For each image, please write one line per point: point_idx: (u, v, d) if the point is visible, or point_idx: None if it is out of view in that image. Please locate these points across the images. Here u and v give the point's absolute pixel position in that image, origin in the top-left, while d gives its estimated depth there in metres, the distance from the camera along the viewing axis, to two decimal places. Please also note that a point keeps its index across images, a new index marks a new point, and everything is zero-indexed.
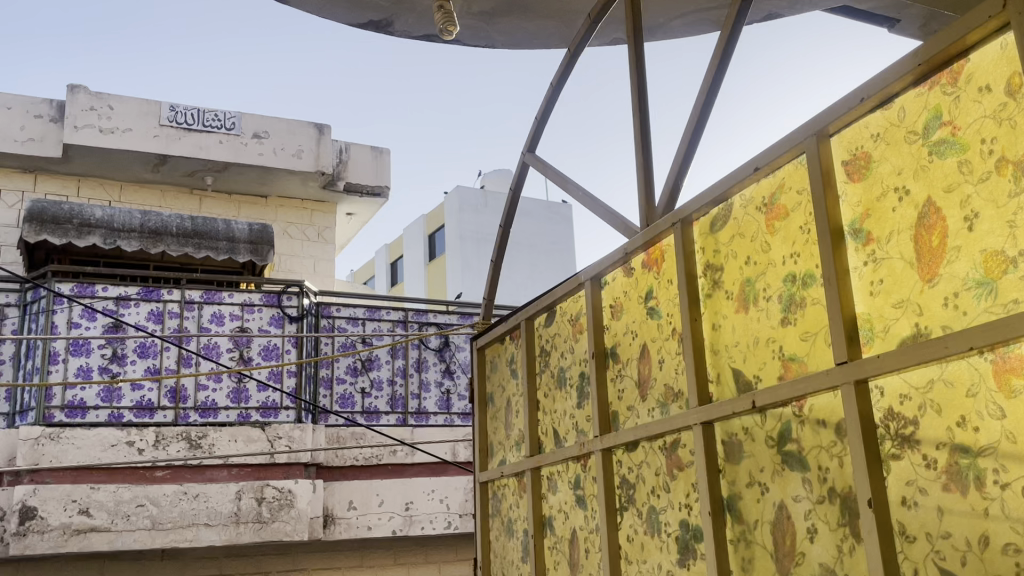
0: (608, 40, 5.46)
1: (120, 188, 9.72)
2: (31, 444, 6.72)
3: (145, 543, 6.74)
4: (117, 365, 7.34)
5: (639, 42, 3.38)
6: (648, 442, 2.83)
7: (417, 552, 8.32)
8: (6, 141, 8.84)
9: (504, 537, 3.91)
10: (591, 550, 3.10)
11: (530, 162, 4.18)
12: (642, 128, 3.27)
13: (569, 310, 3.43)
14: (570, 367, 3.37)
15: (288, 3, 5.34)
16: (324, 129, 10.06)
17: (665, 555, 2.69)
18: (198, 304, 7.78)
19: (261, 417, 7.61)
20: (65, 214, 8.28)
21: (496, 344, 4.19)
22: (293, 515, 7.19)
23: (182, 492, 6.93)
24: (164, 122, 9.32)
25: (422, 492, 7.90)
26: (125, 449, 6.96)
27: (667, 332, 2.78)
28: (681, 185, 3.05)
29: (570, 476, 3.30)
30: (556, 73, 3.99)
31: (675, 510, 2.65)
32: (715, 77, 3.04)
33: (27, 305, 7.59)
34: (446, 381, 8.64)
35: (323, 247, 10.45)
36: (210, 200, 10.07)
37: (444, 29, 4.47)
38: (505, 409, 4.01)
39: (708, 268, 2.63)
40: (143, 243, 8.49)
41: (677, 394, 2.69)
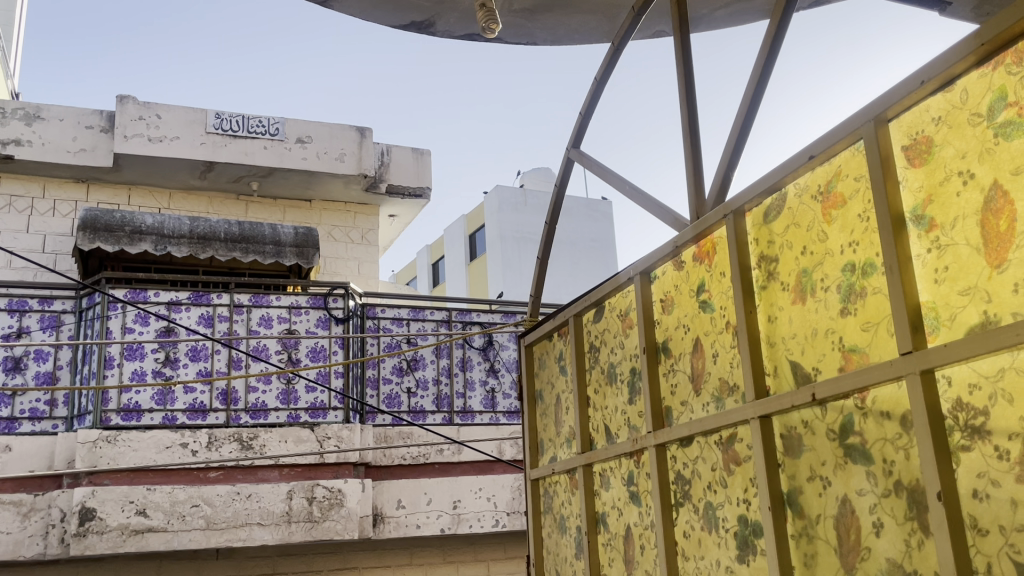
0: (650, 33, 5.42)
1: (169, 196, 9.91)
2: (89, 446, 6.90)
3: (200, 542, 6.87)
4: (170, 368, 7.46)
5: (685, 34, 3.35)
6: (702, 437, 2.80)
7: (466, 550, 8.34)
8: (58, 151, 9.06)
9: (557, 534, 3.89)
10: (647, 546, 3.07)
11: (575, 159, 4.16)
12: (690, 120, 3.22)
13: (619, 305, 3.40)
14: (621, 363, 3.34)
15: (331, 7, 5.39)
16: (365, 132, 10.14)
17: (724, 551, 2.65)
18: (247, 307, 7.89)
19: (310, 418, 7.69)
20: (117, 221, 8.46)
21: (544, 341, 4.19)
22: (343, 514, 7.27)
23: (235, 493, 7.05)
24: (210, 129, 9.48)
25: (469, 490, 7.94)
26: (179, 450, 7.09)
27: (720, 325, 2.74)
28: (731, 177, 3.01)
29: (623, 472, 3.28)
30: (600, 67, 3.96)
31: (733, 505, 2.62)
32: (766, 65, 2.99)
33: (83, 311, 7.77)
34: (490, 380, 8.66)
35: (366, 248, 10.54)
36: (256, 205, 10.23)
37: (486, 27, 4.48)
38: (555, 406, 3.99)
39: (762, 259, 2.59)
40: (192, 248, 8.63)
41: (733, 388, 2.66)
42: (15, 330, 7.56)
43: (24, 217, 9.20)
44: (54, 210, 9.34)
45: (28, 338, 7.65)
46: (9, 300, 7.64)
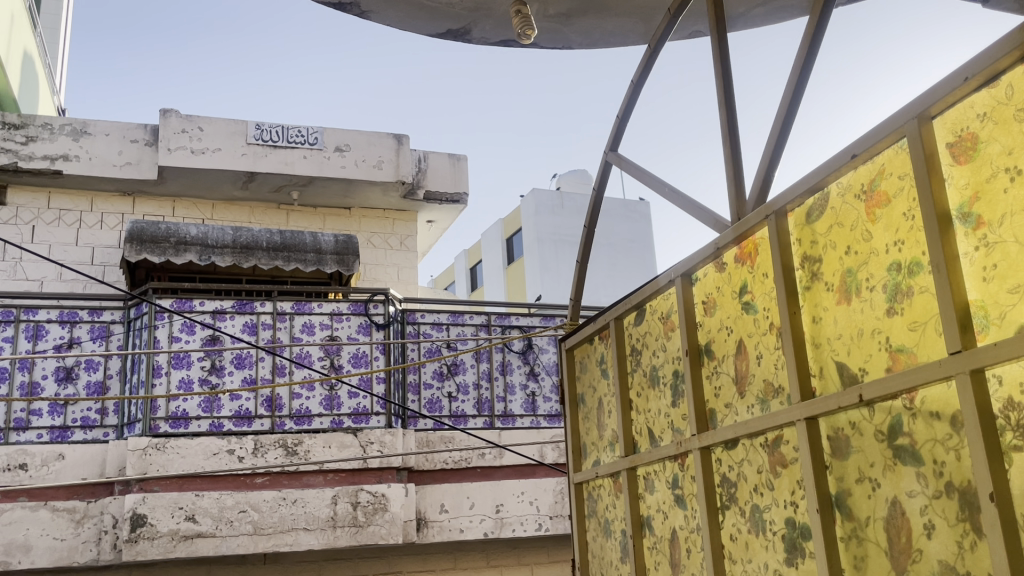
0: (687, 34, 5.40)
1: (212, 207, 10.10)
2: (139, 454, 7.04)
3: (248, 547, 6.99)
4: (216, 376, 7.60)
5: (722, 33, 3.33)
6: (748, 439, 2.79)
7: (509, 554, 8.35)
8: (105, 165, 9.29)
9: (602, 537, 3.89)
10: (693, 550, 3.06)
11: (613, 161, 4.17)
12: (729, 120, 3.21)
13: (660, 307, 3.39)
14: (663, 365, 3.34)
15: (369, 17, 5.46)
16: (402, 139, 10.24)
17: (772, 554, 2.64)
18: (289, 315, 7.99)
19: (353, 423, 7.76)
20: (162, 233, 8.64)
21: (584, 345, 4.19)
22: (387, 519, 7.34)
23: (281, 498, 7.15)
24: (251, 140, 9.65)
25: (512, 494, 7.96)
26: (226, 456, 7.22)
27: (764, 327, 2.72)
28: (772, 179, 2.99)
29: (667, 476, 3.27)
30: (637, 69, 3.96)
31: (780, 508, 2.60)
32: (806, 63, 2.98)
33: (131, 321, 7.95)
34: (531, 383, 8.66)
35: (405, 254, 10.63)
36: (297, 214, 10.38)
37: (522, 33, 4.51)
38: (597, 409, 4.00)
39: (805, 260, 2.57)
40: (236, 258, 8.78)
41: (778, 390, 2.64)
42: (66, 340, 7.77)
43: (73, 231, 9.43)
44: (101, 223, 9.57)
45: (79, 348, 7.84)
46: (60, 311, 7.84)
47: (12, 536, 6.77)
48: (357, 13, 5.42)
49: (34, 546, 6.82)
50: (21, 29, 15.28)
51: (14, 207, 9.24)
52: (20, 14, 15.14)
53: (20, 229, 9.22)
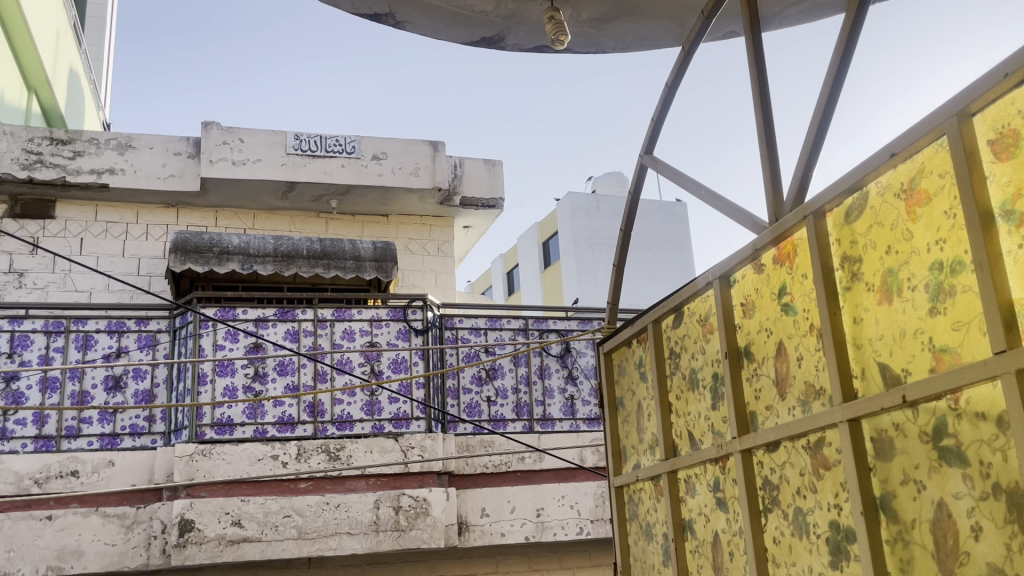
0: (722, 34, 5.37)
1: (253, 216, 10.28)
2: (186, 460, 7.19)
3: (293, 551, 7.08)
4: (259, 383, 7.72)
5: (757, 34, 3.32)
6: (790, 441, 2.77)
7: (551, 558, 8.35)
8: (149, 178, 9.49)
9: (643, 540, 3.89)
10: (736, 553, 3.05)
11: (649, 164, 4.17)
12: (765, 120, 3.20)
13: (698, 310, 3.39)
14: (702, 368, 3.33)
15: (403, 27, 5.52)
16: (438, 145, 10.31)
17: (816, 557, 2.62)
18: (330, 321, 8.10)
19: (394, 428, 7.83)
20: (205, 243, 8.81)
21: (622, 348, 4.19)
22: (429, 523, 7.40)
23: (324, 503, 7.24)
24: (290, 151, 9.80)
25: (552, 498, 7.97)
26: (270, 462, 7.33)
27: (804, 328, 2.71)
28: (810, 179, 2.97)
29: (708, 479, 3.26)
30: (672, 71, 3.96)
31: (823, 511, 2.58)
32: (842, 62, 2.96)
33: (176, 330, 8.11)
34: (570, 387, 8.65)
35: (442, 260, 10.70)
36: (336, 222, 10.51)
37: (556, 39, 4.53)
38: (636, 412, 3.99)
39: (845, 260, 2.55)
40: (277, 266, 8.92)
41: (819, 391, 2.62)
42: (115, 349, 7.95)
43: (120, 242, 9.65)
44: (147, 234, 9.77)
45: (127, 357, 8.02)
46: (108, 321, 8.03)
47: (65, 542, 6.96)
48: (392, 24, 5.49)
49: (86, 551, 7.00)
50: (66, 46, 15.66)
51: (63, 220, 9.49)
52: (65, 32, 15.54)
53: (69, 241, 9.46)
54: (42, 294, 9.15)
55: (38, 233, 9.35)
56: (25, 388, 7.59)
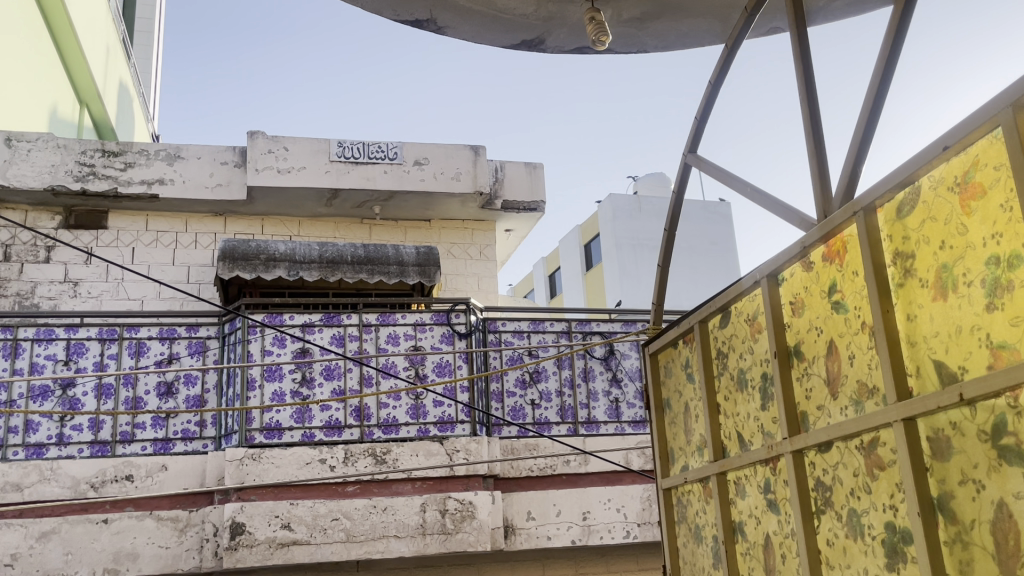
0: (765, 31, 5.32)
1: (299, 223, 10.43)
2: (236, 464, 7.32)
3: (341, 555, 7.16)
4: (307, 388, 7.82)
5: (802, 29, 3.28)
6: (843, 441, 2.72)
7: (598, 562, 8.30)
8: (198, 187, 9.69)
9: (693, 543, 3.86)
10: (789, 555, 3.01)
11: (693, 164, 4.14)
12: (812, 115, 3.15)
13: (745, 310, 3.35)
14: (751, 368, 3.29)
15: (444, 33, 5.56)
16: (479, 150, 10.35)
17: (872, 559, 2.57)
18: (375, 326, 8.17)
19: (439, 432, 7.87)
20: (253, 251, 8.95)
21: (668, 349, 4.16)
22: (475, 526, 7.43)
23: (372, 506, 7.32)
24: (334, 158, 9.92)
25: (598, 501, 7.95)
26: (318, 466, 7.43)
27: (856, 326, 2.66)
28: (859, 174, 2.93)
29: (759, 480, 3.22)
30: (715, 68, 3.92)
31: (879, 512, 2.53)
32: (891, 54, 2.91)
33: (225, 336, 8.24)
34: (614, 389, 8.61)
35: (485, 264, 10.75)
36: (379, 228, 10.62)
37: (597, 39, 4.53)
38: (684, 414, 3.96)
39: (897, 256, 2.50)
40: (322, 272, 9.03)
41: (872, 391, 2.57)
42: (166, 355, 8.11)
43: (170, 251, 9.85)
44: (196, 243, 9.96)
45: (178, 363, 8.15)
46: (160, 328, 8.20)
47: (120, 544, 7.13)
48: (433, 29, 5.53)
49: (141, 554, 7.16)
50: (116, 60, 16.07)
51: (115, 230, 9.72)
52: (114, 47, 15.92)
53: (121, 251, 9.70)
54: (96, 302, 9.38)
55: (91, 242, 9.60)
56: (81, 394, 7.82)
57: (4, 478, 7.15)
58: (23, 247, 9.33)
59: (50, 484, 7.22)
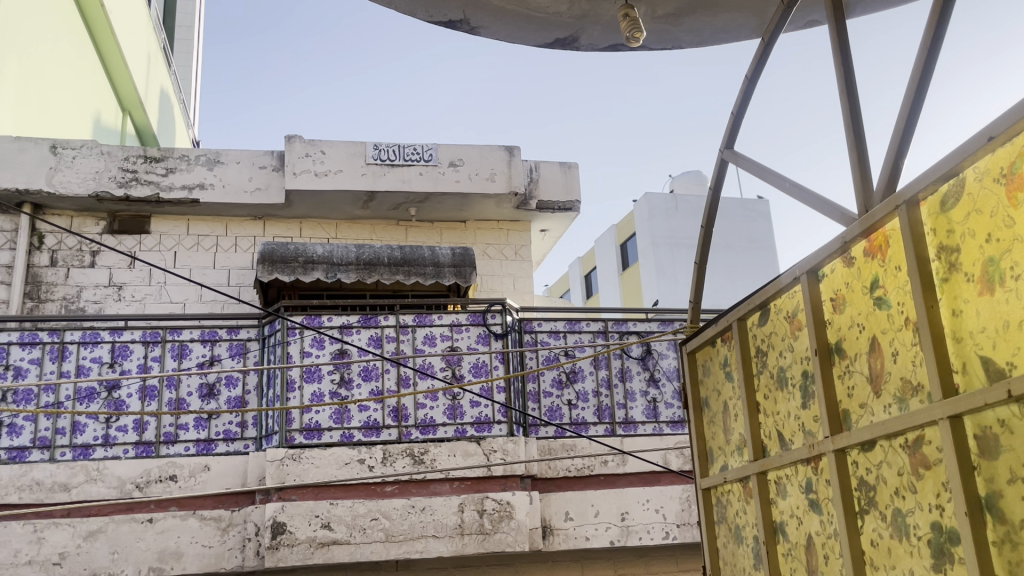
0: (803, 24, 5.25)
1: (336, 226, 10.52)
2: (277, 464, 7.40)
3: (381, 554, 7.21)
4: (345, 389, 7.88)
5: (841, 20, 3.22)
6: (886, 440, 2.66)
7: (638, 563, 8.24)
8: (237, 192, 9.82)
9: (733, 543, 3.81)
10: (832, 556, 2.95)
11: (729, 160, 4.09)
12: (851, 107, 3.10)
13: (784, 307, 3.31)
14: (791, 366, 3.24)
15: (478, 32, 5.57)
16: (514, 150, 10.36)
17: (917, 560, 2.52)
18: (411, 327, 8.21)
19: (476, 432, 7.89)
20: (291, 253, 9.05)
21: (706, 347, 4.12)
22: (513, 526, 7.43)
23: (410, 506, 7.35)
24: (370, 160, 9.99)
25: (637, 502, 7.91)
26: (357, 466, 7.49)
27: (899, 322, 2.61)
28: (901, 167, 2.87)
29: (800, 480, 3.17)
30: (751, 63, 3.87)
31: (924, 512, 2.48)
32: (933, 43, 2.84)
33: (265, 338, 8.34)
34: (652, 390, 8.55)
35: (520, 264, 10.75)
36: (415, 229, 10.68)
37: (631, 36, 4.49)
38: (723, 412, 3.91)
39: (942, 250, 2.45)
40: (359, 274, 9.10)
41: (917, 388, 2.52)
42: (208, 357, 8.22)
43: (211, 255, 9.99)
44: (236, 246, 10.09)
45: (220, 365, 8.27)
46: (201, 331, 8.33)
47: (165, 543, 7.26)
48: (466, 30, 5.55)
49: (185, 553, 7.28)
50: (157, 66, 16.33)
51: (157, 235, 9.90)
52: (155, 54, 16.18)
53: (163, 255, 9.87)
54: (140, 306, 9.56)
55: (135, 247, 9.79)
56: (126, 396, 7.98)
57: (52, 478, 7.33)
58: (69, 252, 9.55)
59: (97, 484, 7.37)
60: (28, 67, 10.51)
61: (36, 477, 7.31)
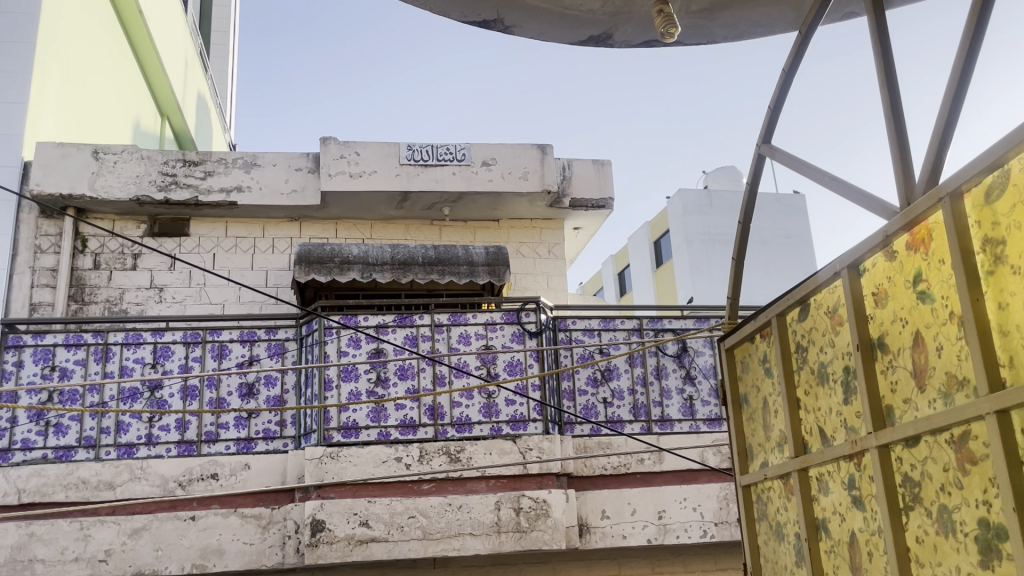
0: (840, 15, 5.19)
1: (371, 227, 10.61)
2: (316, 462, 7.50)
3: (419, 551, 7.25)
4: (382, 387, 7.94)
5: (880, 12, 3.18)
6: (931, 435, 2.63)
7: (675, 561, 8.20)
8: (274, 194, 9.93)
9: (774, 540, 3.78)
10: (876, 553, 2.93)
11: (767, 154, 4.06)
12: (892, 99, 3.06)
13: (824, 302, 3.28)
14: (832, 362, 3.21)
15: (511, 31, 5.58)
16: (547, 148, 10.35)
17: (964, 557, 2.49)
18: (446, 326, 8.25)
19: (511, 430, 7.91)
20: (327, 254, 9.15)
21: (745, 344, 4.09)
22: (550, 524, 7.44)
23: (447, 504, 7.39)
24: (404, 161, 10.06)
25: (673, 500, 7.87)
26: (394, 464, 7.55)
27: (944, 316, 2.58)
28: (943, 159, 2.84)
29: (843, 477, 3.14)
30: (788, 56, 3.84)
31: (971, 508, 2.46)
32: (976, 33, 2.80)
33: (303, 338, 8.42)
34: (688, 387, 8.50)
35: (554, 262, 10.76)
36: (448, 229, 10.73)
37: (666, 32, 4.46)
38: (762, 409, 3.89)
39: (987, 243, 2.41)
40: (394, 274, 9.16)
41: (963, 382, 2.49)
42: (247, 357, 8.34)
43: (249, 256, 10.13)
44: (273, 248, 10.22)
45: (259, 365, 8.38)
46: (241, 331, 8.44)
47: (207, 541, 7.38)
48: (500, 29, 5.58)
49: (227, 550, 7.39)
50: (194, 72, 16.58)
51: (196, 237, 10.06)
52: (192, 60, 16.44)
53: (203, 256, 10.03)
54: (181, 306, 9.73)
55: (175, 250, 9.97)
56: (169, 395, 8.12)
57: (98, 477, 7.49)
58: (112, 255, 9.76)
59: (141, 483, 7.52)
60: (70, 74, 10.75)
61: (82, 476, 7.48)
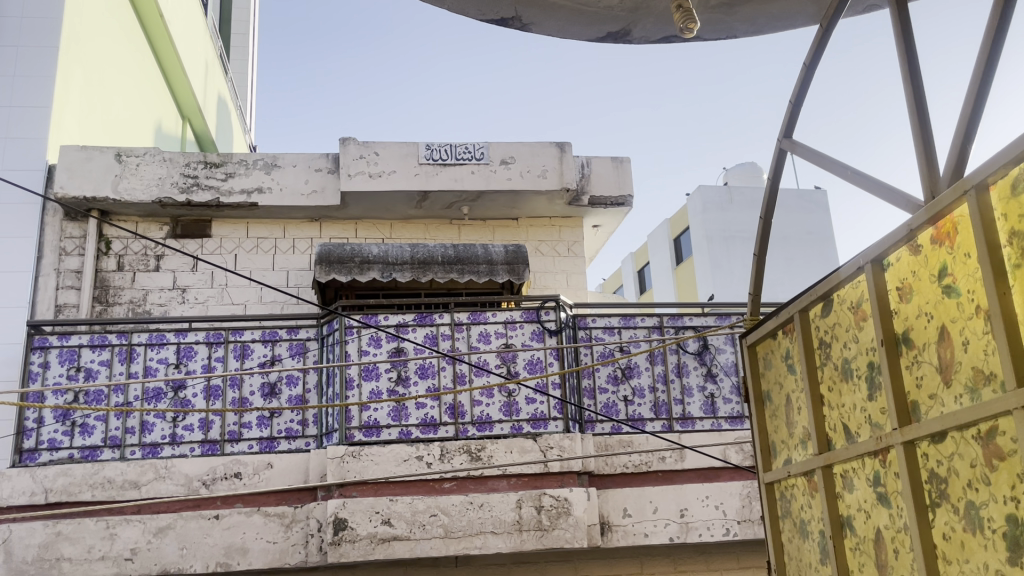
0: (861, 8, 5.15)
1: (390, 226, 10.65)
2: (337, 461, 7.53)
3: (440, 550, 7.27)
4: (403, 386, 7.97)
5: (902, 5, 3.15)
6: (958, 431, 2.60)
7: (698, 560, 8.17)
8: (294, 195, 9.99)
9: (798, 538, 3.76)
10: (902, 551, 2.90)
11: (788, 149, 4.03)
12: (915, 92, 3.03)
13: (847, 298, 3.25)
14: (856, 357, 3.19)
15: (529, 28, 5.57)
16: (565, 146, 10.33)
17: (992, 554, 2.46)
18: (466, 325, 8.26)
19: (532, 428, 7.91)
20: (347, 254, 9.19)
21: (767, 340, 4.06)
22: (571, 522, 7.43)
23: (468, 502, 7.41)
24: (423, 160, 10.09)
25: (696, 499, 7.84)
26: (416, 463, 7.57)
27: (970, 310, 2.54)
28: (968, 152, 2.80)
29: (868, 473, 3.12)
30: (809, 50, 3.81)
31: (999, 504, 2.43)
32: (1001, 24, 2.77)
33: (324, 337, 8.46)
34: (709, 384, 8.46)
35: (573, 261, 10.74)
36: (467, 228, 10.74)
37: (684, 26, 4.43)
38: (785, 406, 3.86)
39: (1013, 235, 2.38)
40: (414, 273, 9.19)
41: (990, 376, 2.46)
42: (269, 357, 8.39)
43: (270, 257, 10.19)
44: (293, 248, 10.27)
45: (280, 364, 8.43)
46: (263, 331, 8.50)
47: (231, 539, 7.43)
48: (518, 27, 5.58)
49: (251, 549, 7.44)
50: (214, 74, 16.70)
51: (218, 238, 10.14)
52: (212, 63, 16.55)
53: (224, 257, 10.10)
54: (203, 307, 9.81)
55: (197, 251, 10.06)
56: (192, 395, 8.19)
57: (123, 476, 7.57)
58: (135, 257, 9.86)
59: (165, 482, 7.59)
60: (92, 77, 10.85)
61: (108, 475, 7.56)
